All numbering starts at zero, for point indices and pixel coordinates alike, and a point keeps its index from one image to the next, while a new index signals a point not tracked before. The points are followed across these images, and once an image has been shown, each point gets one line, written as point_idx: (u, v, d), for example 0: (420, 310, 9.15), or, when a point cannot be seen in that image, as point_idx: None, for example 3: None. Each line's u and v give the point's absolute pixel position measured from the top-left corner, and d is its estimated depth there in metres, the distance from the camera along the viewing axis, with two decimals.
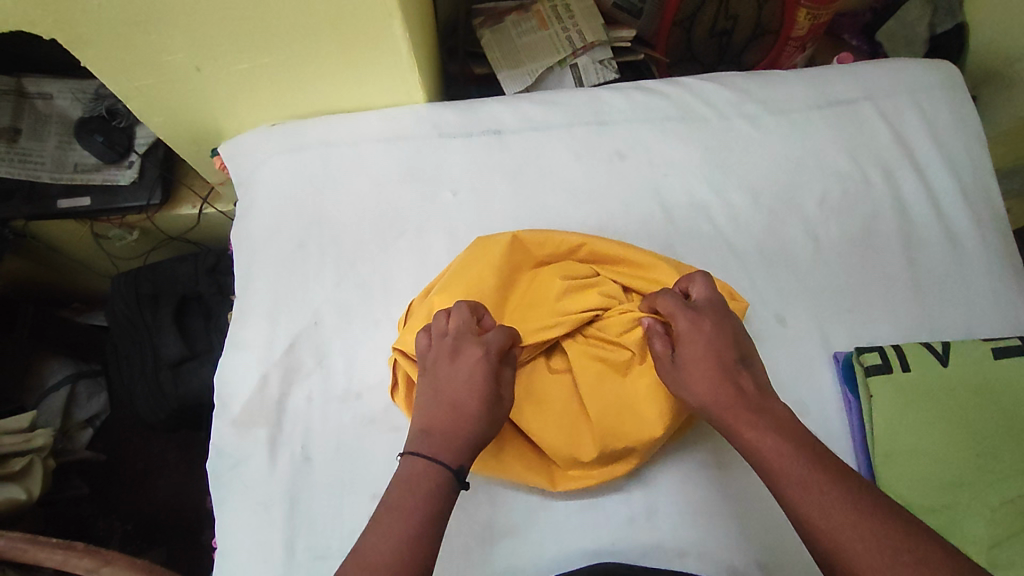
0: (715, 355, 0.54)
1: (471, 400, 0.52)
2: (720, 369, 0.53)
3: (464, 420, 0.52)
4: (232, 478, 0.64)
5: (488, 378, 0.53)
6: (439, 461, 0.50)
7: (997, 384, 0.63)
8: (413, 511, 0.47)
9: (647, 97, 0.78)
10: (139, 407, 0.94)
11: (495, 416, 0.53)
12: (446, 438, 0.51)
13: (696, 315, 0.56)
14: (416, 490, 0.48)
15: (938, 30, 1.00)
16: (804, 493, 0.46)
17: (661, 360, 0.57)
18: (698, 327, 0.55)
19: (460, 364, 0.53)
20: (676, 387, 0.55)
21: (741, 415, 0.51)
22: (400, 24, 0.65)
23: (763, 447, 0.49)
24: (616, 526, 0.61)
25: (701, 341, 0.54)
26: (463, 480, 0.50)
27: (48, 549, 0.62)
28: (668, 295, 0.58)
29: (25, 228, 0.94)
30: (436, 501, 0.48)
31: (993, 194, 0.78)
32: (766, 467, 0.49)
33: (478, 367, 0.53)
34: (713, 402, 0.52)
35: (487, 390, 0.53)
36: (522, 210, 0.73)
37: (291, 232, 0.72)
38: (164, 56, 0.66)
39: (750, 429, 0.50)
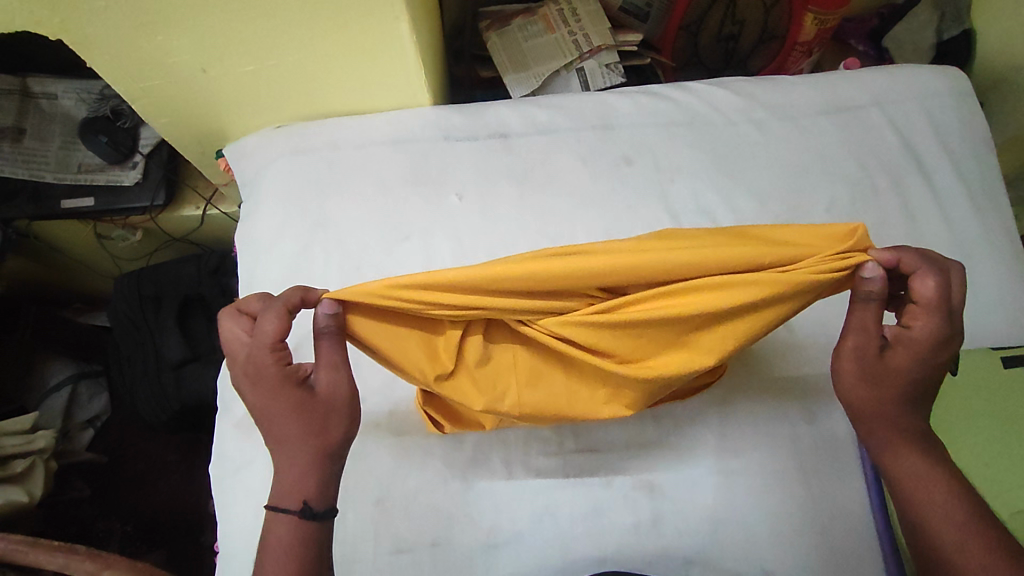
0: (924, 370, 0.50)
1: (281, 425, 0.49)
2: (913, 387, 0.50)
3: (286, 446, 0.49)
4: (235, 481, 0.63)
5: (280, 392, 0.49)
6: (280, 507, 0.49)
7: (1003, 391, 0.62)
8: (276, 549, 0.48)
9: (655, 102, 0.78)
10: (141, 408, 0.94)
11: (316, 420, 0.49)
12: (281, 474, 0.49)
13: (942, 326, 0.48)
14: (277, 535, 0.49)
15: (944, 36, 1.00)
16: (951, 529, 0.48)
17: (864, 349, 0.50)
18: (940, 348, 0.49)
19: (250, 386, 0.50)
20: (862, 377, 0.50)
21: (904, 435, 0.51)
22: (407, 26, 0.64)
23: (921, 477, 0.50)
24: (622, 533, 0.60)
25: (931, 357, 0.49)
26: (310, 511, 0.49)
27: (49, 553, 0.62)
28: (929, 283, 0.47)
29: (28, 228, 0.94)
30: (297, 535, 0.49)
31: (1001, 200, 0.78)
32: (913, 492, 0.50)
33: (266, 379, 0.49)
34: (888, 412, 0.51)
35: (291, 407, 0.49)
36: (529, 213, 0.73)
37: (296, 236, 0.72)
38: (170, 57, 0.66)
39: (910, 452, 0.51)
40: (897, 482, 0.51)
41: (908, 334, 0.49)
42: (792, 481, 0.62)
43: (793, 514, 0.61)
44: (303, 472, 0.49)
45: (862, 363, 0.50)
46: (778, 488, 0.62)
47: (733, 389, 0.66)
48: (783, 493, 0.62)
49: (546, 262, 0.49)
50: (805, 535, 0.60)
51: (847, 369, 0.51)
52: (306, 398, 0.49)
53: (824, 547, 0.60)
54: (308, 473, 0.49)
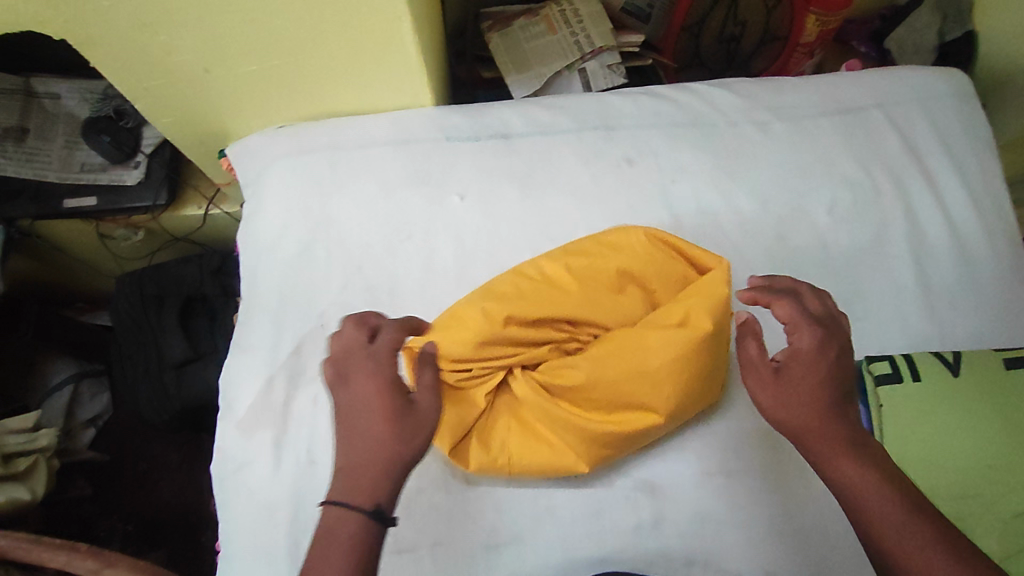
0: (827, 375, 0.50)
1: (374, 420, 0.48)
2: (827, 396, 0.50)
3: (370, 442, 0.48)
4: (236, 480, 0.63)
5: (385, 389, 0.49)
6: (352, 505, 0.46)
7: (1008, 392, 0.62)
8: (336, 551, 0.45)
9: (656, 103, 0.78)
10: (143, 408, 0.94)
11: (409, 428, 0.49)
12: (355, 474, 0.47)
13: (822, 335, 0.52)
14: (335, 538, 0.45)
15: (947, 38, 0.99)
16: (904, 541, 0.44)
17: (755, 363, 0.52)
18: (824, 350, 0.51)
19: (353, 385, 0.50)
20: (774, 400, 0.50)
21: (839, 446, 0.48)
22: (410, 26, 0.64)
23: (863, 484, 0.47)
24: (622, 534, 0.60)
25: (823, 362, 0.51)
26: (383, 517, 0.46)
27: (51, 550, 0.62)
28: (789, 306, 0.53)
29: (30, 227, 0.94)
30: (358, 543, 0.45)
31: (1003, 202, 0.77)
32: (861, 506, 0.46)
33: (371, 382, 0.50)
34: (813, 424, 0.49)
35: (391, 405, 0.49)
36: (530, 214, 0.73)
37: (297, 235, 0.72)
38: (173, 56, 0.66)
39: (848, 462, 0.48)
40: (846, 496, 0.47)
41: (794, 351, 0.52)
42: (791, 480, 0.62)
43: (795, 515, 0.61)
44: (379, 477, 0.47)
45: (768, 386, 0.51)
46: (778, 488, 0.62)
47: (734, 390, 0.66)
48: (780, 493, 0.62)
49: (529, 296, 0.61)
50: (805, 536, 0.60)
51: (760, 399, 0.51)
52: (405, 407, 0.49)
53: (825, 548, 0.60)
54: (384, 479, 0.47)
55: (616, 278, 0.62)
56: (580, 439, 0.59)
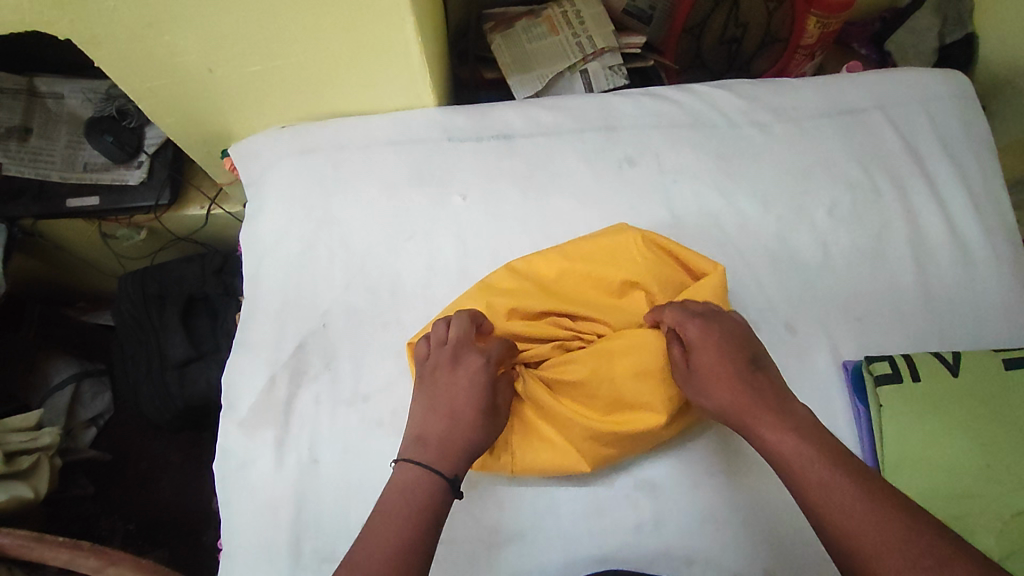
0: (726, 354, 0.56)
1: (469, 405, 0.56)
2: (733, 372, 0.55)
3: (462, 424, 0.55)
4: (239, 479, 0.64)
5: (485, 384, 0.57)
6: (437, 469, 0.52)
7: (1005, 393, 0.62)
8: (413, 502, 0.51)
9: (658, 104, 0.79)
10: (145, 407, 0.95)
11: (491, 424, 0.57)
12: (442, 446, 0.54)
13: (705, 324, 0.57)
14: (413, 494, 0.51)
15: (947, 40, 1.00)
16: (823, 496, 0.46)
17: (677, 363, 0.58)
18: (708, 334, 0.57)
19: (461, 371, 0.57)
20: (694, 391, 0.56)
21: (757, 417, 0.52)
22: (412, 27, 0.65)
23: (782, 446, 0.50)
24: (624, 533, 0.61)
25: (715, 346, 0.56)
26: (457, 489, 0.52)
27: (54, 549, 0.62)
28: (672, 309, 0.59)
29: (33, 227, 0.95)
30: (433, 502, 0.51)
31: (1003, 204, 0.78)
32: (788, 469, 0.49)
33: (476, 375, 0.57)
34: (733, 402, 0.54)
35: (486, 398, 0.56)
36: (532, 214, 0.73)
37: (300, 234, 0.72)
38: (176, 57, 0.66)
39: (766, 428, 0.51)
40: (773, 462, 0.50)
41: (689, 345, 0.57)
42: None
43: (796, 517, 0.61)
44: (463, 456, 0.54)
45: (685, 378, 0.57)
46: (779, 488, 0.62)
47: None
48: (783, 493, 0.62)
49: (527, 294, 0.63)
50: (809, 536, 0.61)
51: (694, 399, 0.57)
52: (493, 406, 0.57)
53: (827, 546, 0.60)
54: (465, 461, 0.54)
55: (618, 281, 0.63)
56: (581, 436, 0.60)
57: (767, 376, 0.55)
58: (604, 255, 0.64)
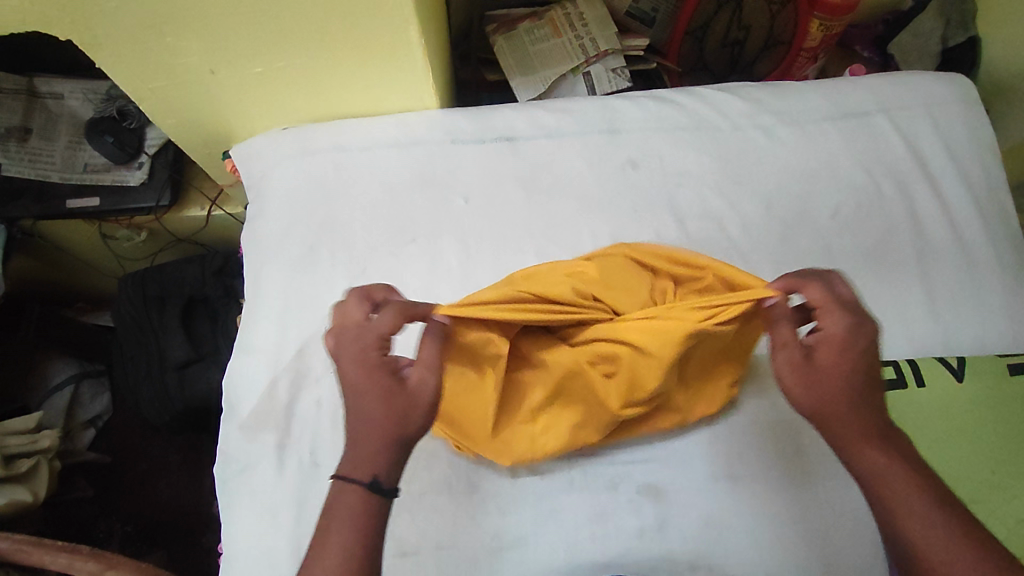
0: (861, 358, 0.47)
1: (366, 402, 0.47)
2: (859, 381, 0.47)
3: (366, 423, 0.47)
4: (240, 482, 0.63)
5: (375, 370, 0.47)
6: (350, 479, 0.45)
7: (1008, 398, 0.63)
8: (338, 521, 0.45)
9: (661, 106, 0.78)
10: (144, 409, 0.94)
11: (401, 408, 0.47)
12: (353, 450, 0.47)
13: (853, 323, 0.47)
14: (336, 509, 0.45)
15: (949, 44, 1.00)
16: (925, 527, 0.43)
17: (794, 360, 0.48)
18: (856, 337, 0.46)
19: (345, 364, 0.48)
20: (802, 389, 0.47)
21: (866, 433, 0.46)
22: (416, 29, 0.64)
23: (887, 476, 0.45)
24: (626, 538, 0.60)
25: (851, 349, 0.47)
26: (381, 492, 0.45)
27: (53, 552, 0.62)
28: (821, 287, 0.48)
29: (32, 227, 0.94)
30: (359, 513, 0.45)
31: (1006, 207, 0.78)
32: (887, 493, 0.45)
33: (362, 362, 0.48)
34: (841, 412, 0.46)
35: (381, 387, 0.47)
36: (535, 216, 0.73)
37: (302, 236, 0.72)
38: (178, 58, 0.66)
39: (875, 450, 0.46)
40: (866, 484, 0.46)
41: (826, 336, 0.47)
42: (796, 482, 0.62)
43: (799, 522, 0.61)
44: (381, 450, 0.46)
45: (802, 375, 0.47)
46: (781, 492, 0.62)
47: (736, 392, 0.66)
48: (786, 499, 0.62)
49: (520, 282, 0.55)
50: (813, 540, 0.60)
51: (795, 392, 0.48)
52: (396, 386, 0.48)
53: (831, 551, 0.60)
54: (382, 454, 0.46)
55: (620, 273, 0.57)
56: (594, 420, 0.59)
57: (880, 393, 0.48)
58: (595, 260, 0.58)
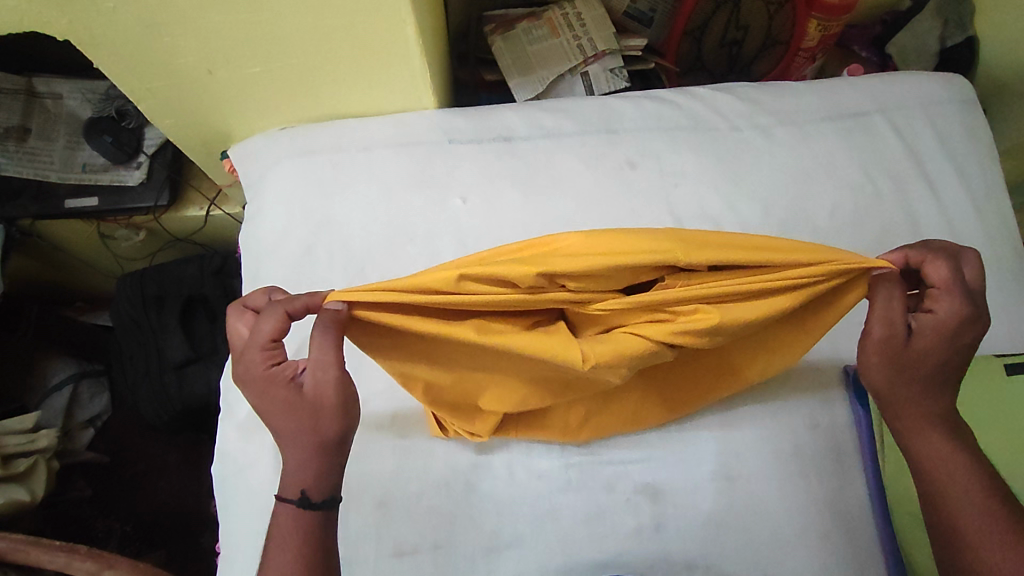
0: (954, 344, 0.50)
1: (274, 419, 0.49)
2: (945, 368, 0.50)
3: (281, 440, 0.49)
4: (238, 481, 0.63)
5: (268, 389, 0.49)
6: (282, 496, 0.49)
7: (1005, 399, 0.62)
8: (280, 534, 0.48)
9: (659, 107, 0.78)
10: (143, 409, 0.94)
11: (304, 418, 0.48)
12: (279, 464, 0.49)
13: (967, 314, 0.49)
14: (279, 519, 0.49)
15: (947, 44, 1.00)
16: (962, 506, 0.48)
17: (895, 339, 0.50)
18: (963, 326, 0.49)
19: (244, 383, 0.50)
20: (880, 364, 0.51)
21: (932, 417, 0.51)
22: (413, 30, 0.65)
23: (943, 455, 0.50)
24: (623, 538, 0.60)
25: (955, 336, 0.49)
26: (310, 502, 0.48)
27: (52, 551, 0.62)
28: (944, 266, 0.49)
29: (31, 227, 0.94)
30: (297, 524, 0.48)
31: (1004, 207, 0.78)
32: (936, 471, 0.50)
33: (257, 380, 0.49)
34: (911, 394, 0.51)
35: (279, 404, 0.49)
36: (534, 217, 0.73)
37: (300, 237, 0.72)
38: (176, 59, 0.66)
39: (937, 435, 0.51)
40: (920, 462, 0.51)
41: (937, 317, 0.49)
42: (794, 481, 0.62)
43: (797, 521, 0.61)
44: (302, 465, 0.49)
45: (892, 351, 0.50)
46: (780, 492, 0.62)
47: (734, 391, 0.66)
48: (784, 499, 0.62)
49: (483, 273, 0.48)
50: (810, 540, 0.60)
51: (873, 363, 0.51)
52: (295, 398, 0.48)
53: (827, 549, 0.60)
54: (304, 467, 0.49)
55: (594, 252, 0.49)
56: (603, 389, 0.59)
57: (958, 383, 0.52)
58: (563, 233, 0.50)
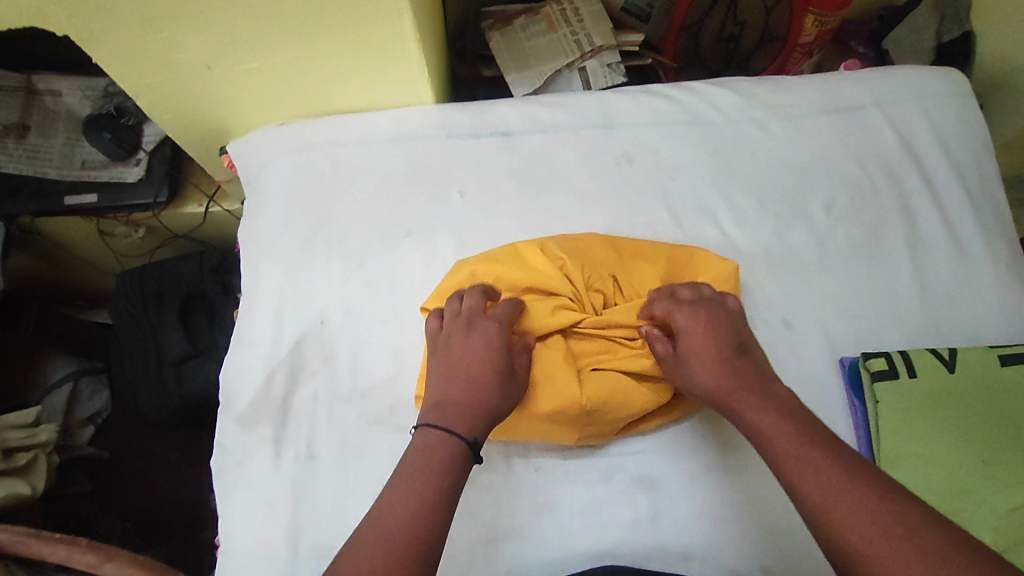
0: (710, 338, 0.57)
1: (483, 370, 0.56)
2: (720, 355, 0.56)
3: (476, 384, 0.55)
4: (236, 474, 0.64)
5: (498, 348, 0.57)
6: (455, 432, 0.52)
7: (1002, 391, 0.63)
8: (435, 461, 0.51)
9: (655, 101, 0.79)
10: (142, 405, 0.95)
11: (507, 386, 0.56)
12: (458, 408, 0.54)
13: (694, 309, 0.59)
14: (434, 453, 0.51)
15: (944, 39, 1.00)
16: (797, 468, 0.47)
17: (663, 358, 0.59)
18: (696, 319, 0.58)
19: (471, 339, 0.57)
20: (682, 382, 0.58)
21: (744, 398, 0.53)
22: (410, 23, 0.65)
23: (763, 425, 0.51)
24: (620, 530, 0.61)
25: (703, 332, 0.58)
26: (477, 452, 0.52)
27: (52, 545, 0.62)
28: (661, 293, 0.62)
29: (30, 224, 0.94)
30: (452, 461, 0.51)
31: (999, 200, 0.78)
32: (767, 443, 0.50)
33: (488, 341, 0.57)
34: (715, 388, 0.55)
35: (498, 362, 0.56)
36: (530, 210, 0.73)
37: (299, 231, 0.72)
38: (175, 53, 0.66)
39: (749, 410, 0.52)
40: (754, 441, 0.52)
41: (678, 332, 0.59)
42: None
43: (793, 515, 0.61)
44: (483, 418, 0.54)
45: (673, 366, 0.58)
46: (774, 485, 0.62)
47: None
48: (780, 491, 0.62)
49: (516, 275, 0.63)
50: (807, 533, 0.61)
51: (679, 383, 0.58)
52: (509, 368, 0.57)
53: None
54: (485, 421, 0.54)
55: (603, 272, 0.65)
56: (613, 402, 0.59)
57: (753, 362, 0.56)
58: (581, 250, 0.65)
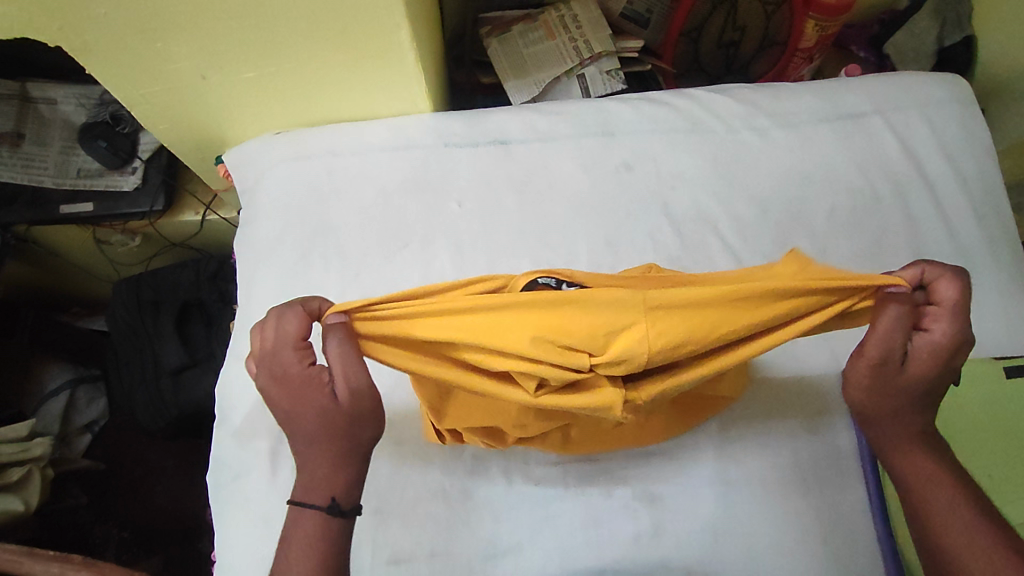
0: (941, 372, 0.47)
1: (308, 424, 0.46)
2: (939, 386, 0.48)
3: (309, 441, 0.47)
4: (233, 489, 0.63)
5: (306, 389, 0.46)
6: (310, 503, 0.47)
7: (1008, 403, 0.62)
8: (303, 540, 0.47)
9: (656, 109, 0.78)
10: (139, 415, 0.94)
11: (339, 426, 0.46)
12: (307, 474, 0.47)
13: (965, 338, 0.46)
14: (300, 530, 0.47)
15: (946, 43, 0.99)
16: (952, 529, 0.46)
17: (888, 354, 0.46)
18: (957, 349, 0.46)
19: (276, 389, 0.47)
20: (873, 386, 0.48)
21: (908, 437, 0.49)
22: (407, 32, 0.64)
23: (928, 477, 0.48)
24: (620, 546, 0.60)
25: (949, 360, 0.47)
26: (339, 511, 0.47)
27: (45, 563, 0.61)
28: (954, 286, 0.45)
29: (25, 232, 0.93)
30: (319, 533, 0.47)
31: (1003, 208, 0.77)
32: (924, 493, 0.48)
33: (293, 384, 0.46)
34: (897, 411, 0.49)
35: (317, 405, 0.46)
36: (529, 220, 0.72)
37: (295, 242, 0.72)
38: (169, 64, 0.65)
39: (918, 457, 0.49)
40: (906, 485, 0.49)
41: (930, 340, 0.46)
42: (792, 489, 0.62)
43: (795, 531, 0.60)
44: (333, 471, 0.47)
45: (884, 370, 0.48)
46: (777, 499, 0.61)
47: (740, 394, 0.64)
48: (783, 505, 0.61)
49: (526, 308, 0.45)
50: (808, 548, 0.60)
51: (861, 379, 0.48)
52: (328, 403, 0.46)
53: (825, 555, 0.60)
54: (335, 474, 0.47)
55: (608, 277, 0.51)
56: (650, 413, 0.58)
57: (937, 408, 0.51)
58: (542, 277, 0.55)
